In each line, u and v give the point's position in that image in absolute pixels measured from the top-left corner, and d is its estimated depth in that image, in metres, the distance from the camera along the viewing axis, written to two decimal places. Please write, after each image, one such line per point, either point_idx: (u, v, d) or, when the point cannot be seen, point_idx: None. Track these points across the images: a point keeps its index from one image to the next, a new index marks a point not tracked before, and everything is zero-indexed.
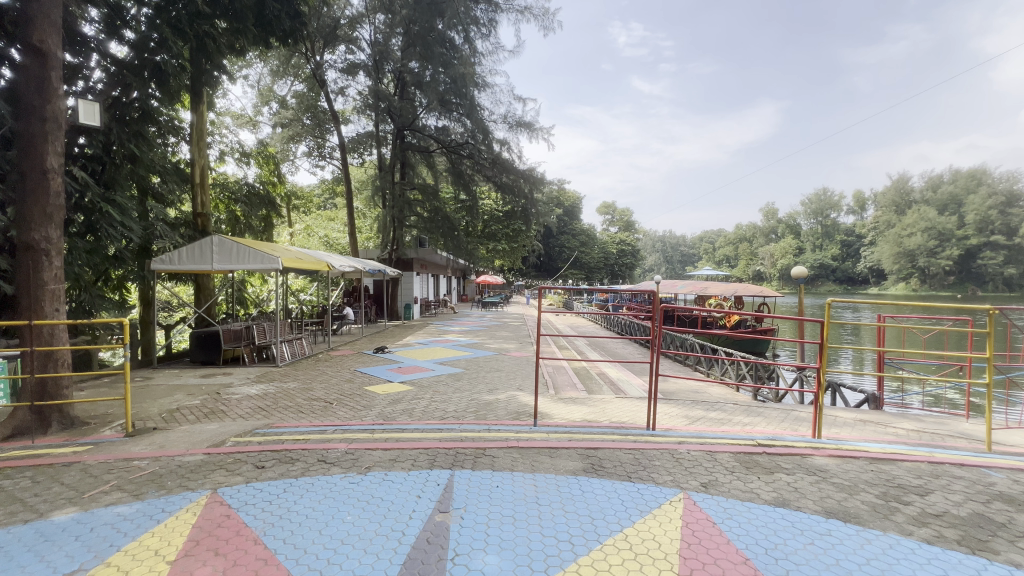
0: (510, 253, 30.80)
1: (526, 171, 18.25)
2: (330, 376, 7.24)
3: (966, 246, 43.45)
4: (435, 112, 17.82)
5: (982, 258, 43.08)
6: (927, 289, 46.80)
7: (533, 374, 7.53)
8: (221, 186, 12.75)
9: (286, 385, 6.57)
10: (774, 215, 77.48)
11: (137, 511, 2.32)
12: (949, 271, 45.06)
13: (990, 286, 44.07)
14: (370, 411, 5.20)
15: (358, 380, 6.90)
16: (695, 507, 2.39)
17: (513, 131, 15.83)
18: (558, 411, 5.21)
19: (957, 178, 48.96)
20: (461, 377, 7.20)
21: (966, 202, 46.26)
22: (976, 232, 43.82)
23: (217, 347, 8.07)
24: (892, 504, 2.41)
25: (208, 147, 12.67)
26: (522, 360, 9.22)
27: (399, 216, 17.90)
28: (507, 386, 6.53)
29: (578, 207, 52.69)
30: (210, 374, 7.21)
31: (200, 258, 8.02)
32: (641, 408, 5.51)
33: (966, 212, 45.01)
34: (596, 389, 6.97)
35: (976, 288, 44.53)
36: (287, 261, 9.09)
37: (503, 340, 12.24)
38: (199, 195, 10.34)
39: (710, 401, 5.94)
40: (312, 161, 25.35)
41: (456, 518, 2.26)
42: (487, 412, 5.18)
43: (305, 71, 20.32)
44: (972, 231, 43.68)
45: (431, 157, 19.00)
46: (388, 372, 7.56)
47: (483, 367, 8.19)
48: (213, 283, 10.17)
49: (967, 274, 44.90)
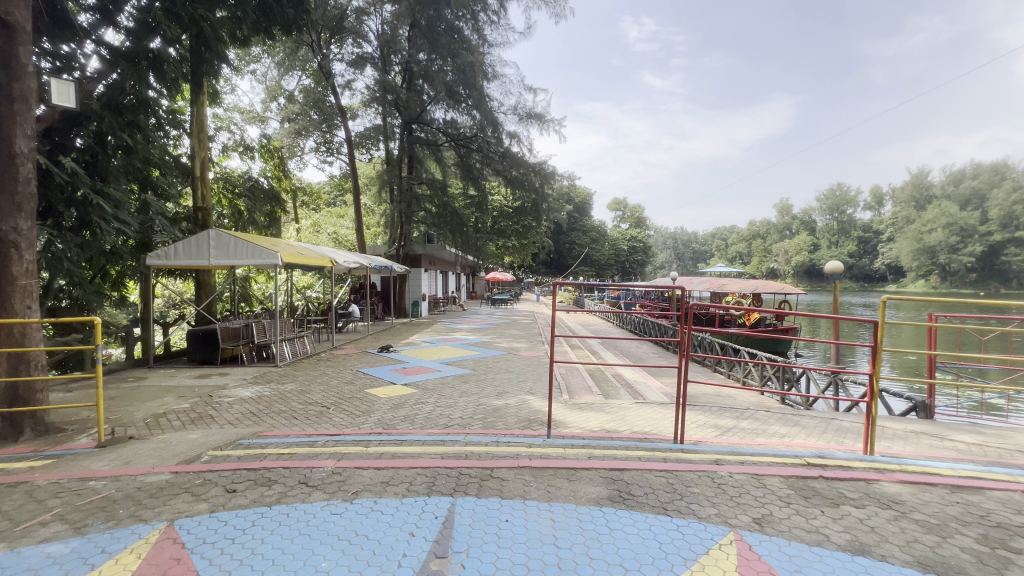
0: (520, 250, 30.32)
1: (537, 164, 17.76)
2: (331, 377, 6.86)
3: (990, 242, 42.12)
4: (444, 105, 17.36)
5: (1006, 254, 41.63)
6: (948, 286, 45.43)
7: (545, 376, 7.09)
8: (225, 181, 12.45)
9: (282, 387, 6.20)
10: (788, 211, 76.04)
11: (71, 552, 1.92)
12: (971, 267, 43.66)
13: (1014, 283, 42.59)
14: (369, 417, 4.80)
15: (359, 382, 6.53)
16: (751, 553, 1.93)
17: (524, 123, 15.35)
18: (573, 419, 4.76)
19: (980, 172, 47.43)
20: (468, 379, 6.79)
21: (990, 197, 44.83)
22: (1000, 227, 42.46)
23: (214, 346, 7.75)
24: (1000, 553, 1.93)
25: (211, 141, 12.38)
26: (532, 360, 8.79)
27: (407, 212, 17.53)
28: (517, 390, 6.10)
29: (588, 203, 52.02)
30: (206, 375, 6.88)
31: (197, 253, 7.69)
32: (663, 415, 5.04)
33: (990, 207, 43.59)
34: (612, 392, 6.52)
35: (999, 285, 43.03)
36: (288, 256, 8.74)
37: (513, 339, 11.80)
38: (199, 189, 9.92)
39: (738, 407, 5.46)
40: (320, 157, 25.13)
41: (455, 568, 1.82)
42: (496, 420, 4.76)
43: (311, 65, 20.02)
44: (996, 227, 42.22)
45: (439, 151, 18.59)
46: (391, 373, 7.17)
47: (492, 368, 7.77)
48: (213, 280, 9.91)
49: (990, 271, 43.41)
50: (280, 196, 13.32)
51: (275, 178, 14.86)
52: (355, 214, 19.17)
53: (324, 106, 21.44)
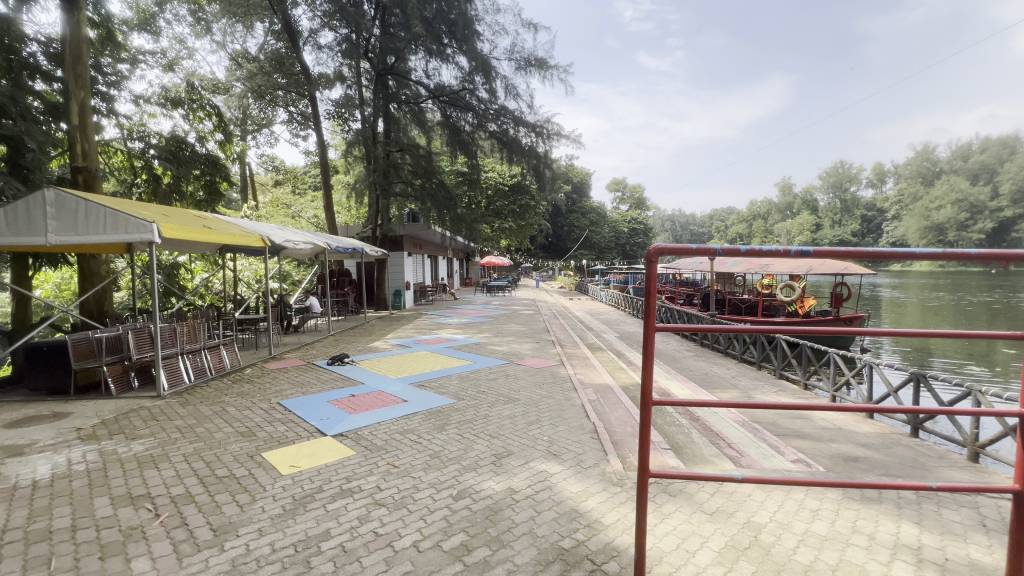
0: (517, 233, 27.45)
1: (536, 122, 14.99)
2: (226, 421, 4.29)
3: (1001, 219, 37.85)
4: (426, 55, 14.54)
5: (1018, 231, 37.63)
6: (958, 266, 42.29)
7: (568, 411, 4.48)
8: (139, 139, 9.62)
9: (128, 447, 3.62)
10: (790, 190, 73.08)
11: None
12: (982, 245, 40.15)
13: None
14: (215, 558, 2.23)
15: (266, 433, 3.95)
16: None
17: (521, 71, 12.57)
18: (662, 556, 2.19)
19: (989, 146, 44.46)
20: (450, 421, 4.21)
21: (1002, 170, 41.26)
22: (1011, 202, 38.58)
23: (66, 368, 5.12)
24: None
25: (120, 88, 9.56)
26: (544, 374, 6.20)
27: (383, 183, 14.70)
28: (530, 449, 3.53)
29: (586, 183, 48.75)
30: (27, 422, 4.25)
31: (27, 228, 4.98)
32: (834, 522, 2.48)
33: (1002, 181, 39.77)
34: (685, 445, 3.93)
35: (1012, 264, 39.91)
36: (196, 230, 6.03)
37: (514, 340, 9.19)
38: (78, 140, 7.20)
39: (951, 489, 2.89)
40: (292, 129, 22.22)
41: None
42: (494, 559, 2.20)
43: (272, 17, 17.12)
44: (1008, 203, 38.33)
45: (421, 112, 15.79)
46: (327, 410, 4.58)
47: (485, 392, 5.18)
48: (105, 266, 7.40)
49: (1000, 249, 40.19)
50: (218, 162, 10.68)
51: (218, 142, 11.98)
52: (323, 190, 16.34)
53: (290, 71, 18.59)
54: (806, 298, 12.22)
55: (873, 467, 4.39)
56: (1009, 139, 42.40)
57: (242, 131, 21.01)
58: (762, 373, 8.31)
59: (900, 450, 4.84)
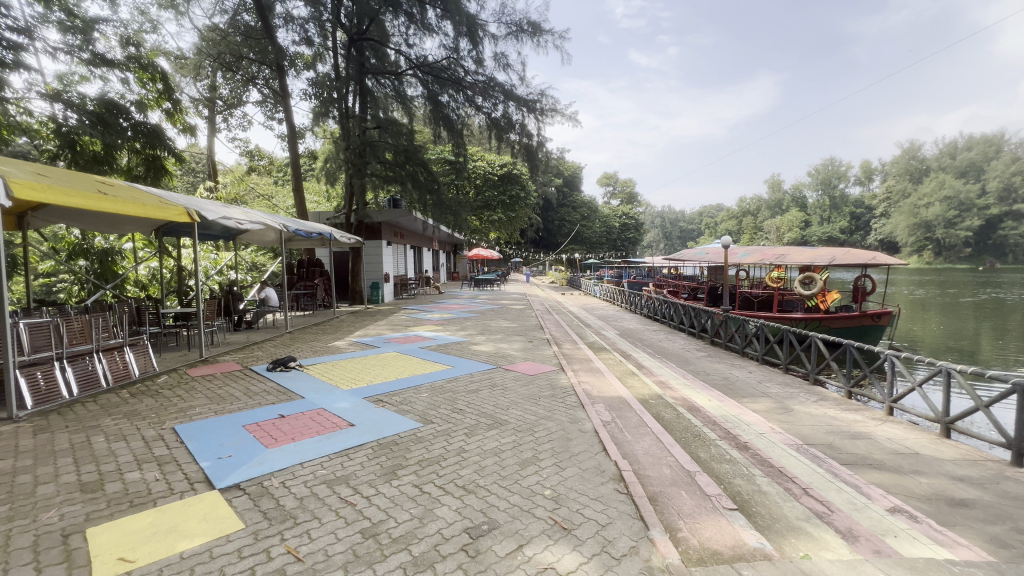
0: (507, 225, 26.11)
1: (527, 96, 13.55)
2: (77, 462, 2.89)
3: (987, 216, 37.24)
4: (406, 20, 13.14)
5: (1003, 229, 36.99)
6: (943, 264, 41.34)
7: (578, 445, 3.15)
8: (58, 100, 8.09)
9: None
10: (780, 187, 72.37)
11: None
12: (966, 242, 39.28)
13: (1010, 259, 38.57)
14: None
15: (122, 485, 2.58)
16: None
17: (511, 35, 11.20)
18: None
19: (974, 143, 43.78)
20: (408, 462, 2.87)
21: (989, 168, 40.40)
22: (997, 200, 37.79)
23: None
24: None
25: (35, 41, 8.03)
26: (540, 383, 4.90)
27: (357, 162, 13.23)
28: (526, 519, 2.22)
29: (577, 177, 47.44)
30: None
31: None
32: None
33: (989, 180, 38.97)
34: (755, 500, 2.65)
35: (995, 261, 38.96)
36: (103, 198, 4.74)
37: (504, 339, 7.85)
38: None
39: None
40: (266, 109, 20.55)
41: None
42: None
43: None
44: (994, 201, 37.50)
45: (401, 85, 14.33)
46: (235, 440, 3.23)
47: (463, 411, 3.85)
48: None
49: (985, 246, 39.25)
50: (160, 132, 9.27)
51: (164, 110, 10.75)
52: (293, 171, 14.83)
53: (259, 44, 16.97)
54: (826, 291, 11.04)
55: (995, 516, 3.18)
56: (993, 137, 41.69)
57: (209, 111, 19.33)
58: (792, 378, 7.11)
59: (1015, 488, 3.63)
